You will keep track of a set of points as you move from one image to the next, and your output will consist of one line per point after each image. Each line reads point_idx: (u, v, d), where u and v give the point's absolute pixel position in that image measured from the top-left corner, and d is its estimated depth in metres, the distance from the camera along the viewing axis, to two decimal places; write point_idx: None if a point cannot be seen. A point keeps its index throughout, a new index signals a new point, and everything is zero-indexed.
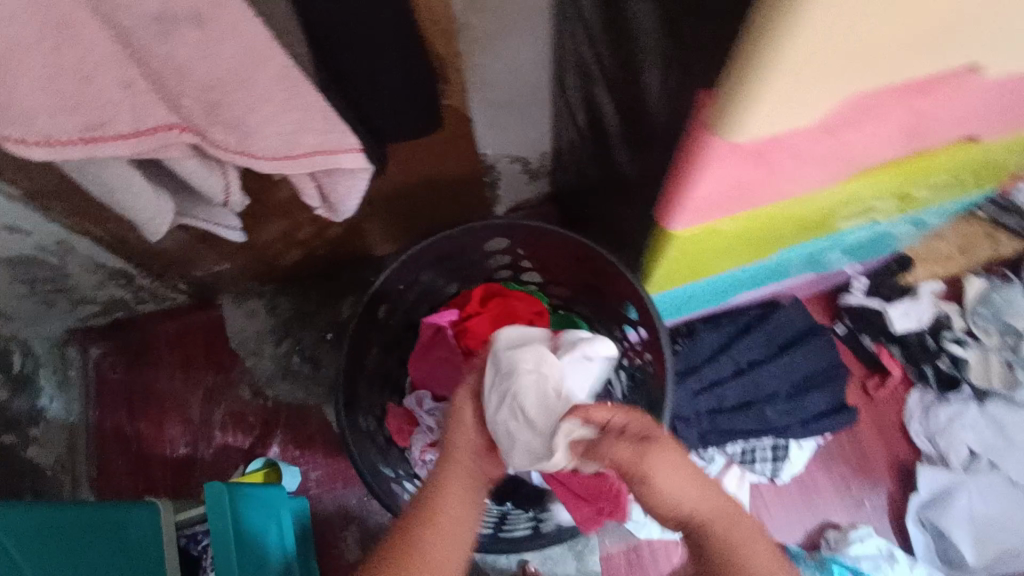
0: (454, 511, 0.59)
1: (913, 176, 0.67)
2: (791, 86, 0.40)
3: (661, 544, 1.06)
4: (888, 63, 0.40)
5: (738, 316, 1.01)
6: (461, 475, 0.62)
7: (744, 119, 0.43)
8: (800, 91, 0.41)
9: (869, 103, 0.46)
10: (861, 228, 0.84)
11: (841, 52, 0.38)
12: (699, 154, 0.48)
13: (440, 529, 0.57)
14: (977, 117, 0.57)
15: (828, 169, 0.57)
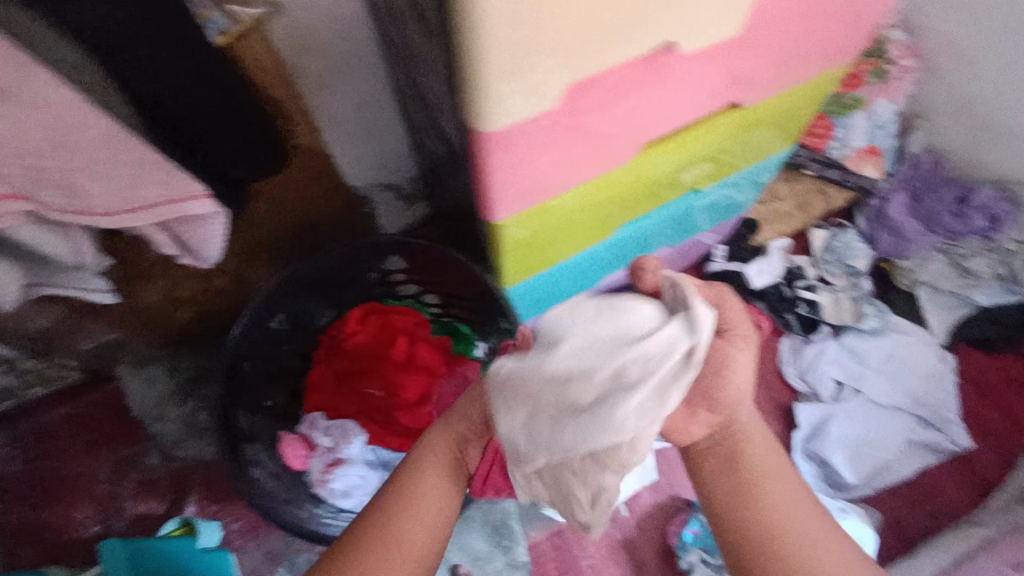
0: (422, 500, 0.59)
1: (704, 146, 0.76)
2: (522, 84, 0.46)
3: (582, 524, 1.12)
4: (601, 53, 0.47)
5: None
6: (440, 459, 0.62)
7: (497, 118, 0.49)
8: (533, 87, 0.47)
9: (610, 83, 0.53)
10: (687, 197, 0.94)
11: (550, 51, 0.44)
12: (482, 149, 0.55)
13: (406, 517, 0.57)
14: (731, 88, 0.66)
15: (618, 153, 0.65)
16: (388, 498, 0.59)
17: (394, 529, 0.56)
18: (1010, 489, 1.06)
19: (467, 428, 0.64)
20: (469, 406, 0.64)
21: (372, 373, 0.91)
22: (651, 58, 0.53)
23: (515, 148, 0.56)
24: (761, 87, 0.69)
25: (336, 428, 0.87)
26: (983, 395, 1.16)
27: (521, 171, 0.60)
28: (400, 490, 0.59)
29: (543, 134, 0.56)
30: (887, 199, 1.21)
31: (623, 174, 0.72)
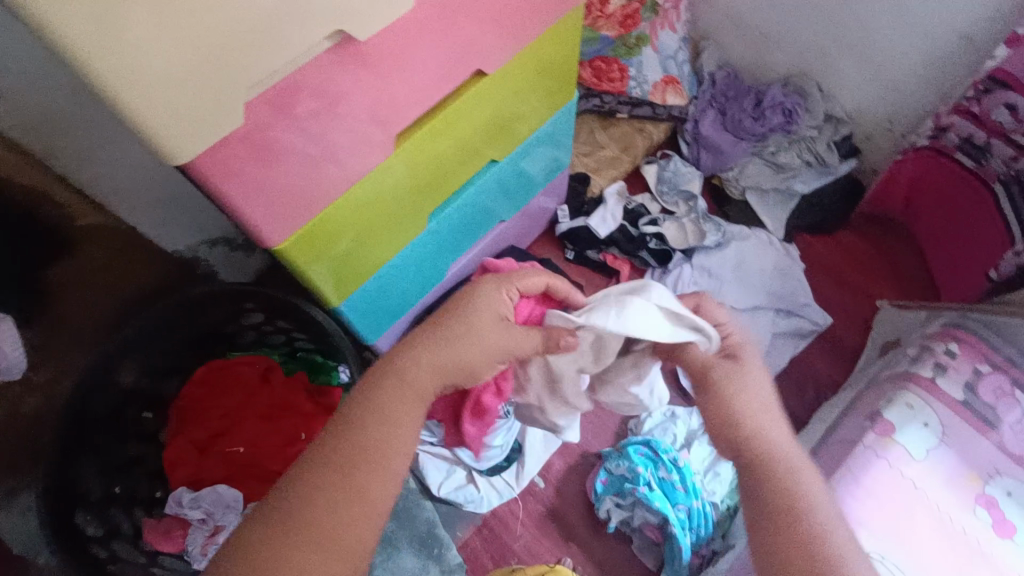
0: (391, 448, 0.54)
1: (472, 116, 0.78)
2: (174, 94, 0.45)
3: (504, 509, 1.12)
4: (254, 48, 0.47)
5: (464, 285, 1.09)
6: (414, 400, 0.57)
7: (175, 138, 0.47)
8: (192, 96, 0.46)
9: (308, 80, 0.54)
10: (494, 169, 0.95)
11: (183, 52, 0.43)
12: (198, 175, 0.53)
13: (376, 473, 0.52)
14: (465, 56, 0.68)
15: (369, 144, 0.65)
16: (353, 448, 0.53)
17: (367, 487, 0.51)
18: (870, 347, 1.15)
19: (463, 375, 0.60)
20: (464, 349, 0.60)
21: (231, 431, 0.89)
22: (338, 48, 0.54)
23: (238, 167, 0.54)
24: (497, 47, 0.71)
25: (205, 496, 0.83)
26: (829, 272, 1.25)
27: (269, 187, 0.59)
28: (361, 438, 0.54)
29: (266, 144, 0.55)
30: (699, 120, 1.28)
31: (396, 166, 0.72)
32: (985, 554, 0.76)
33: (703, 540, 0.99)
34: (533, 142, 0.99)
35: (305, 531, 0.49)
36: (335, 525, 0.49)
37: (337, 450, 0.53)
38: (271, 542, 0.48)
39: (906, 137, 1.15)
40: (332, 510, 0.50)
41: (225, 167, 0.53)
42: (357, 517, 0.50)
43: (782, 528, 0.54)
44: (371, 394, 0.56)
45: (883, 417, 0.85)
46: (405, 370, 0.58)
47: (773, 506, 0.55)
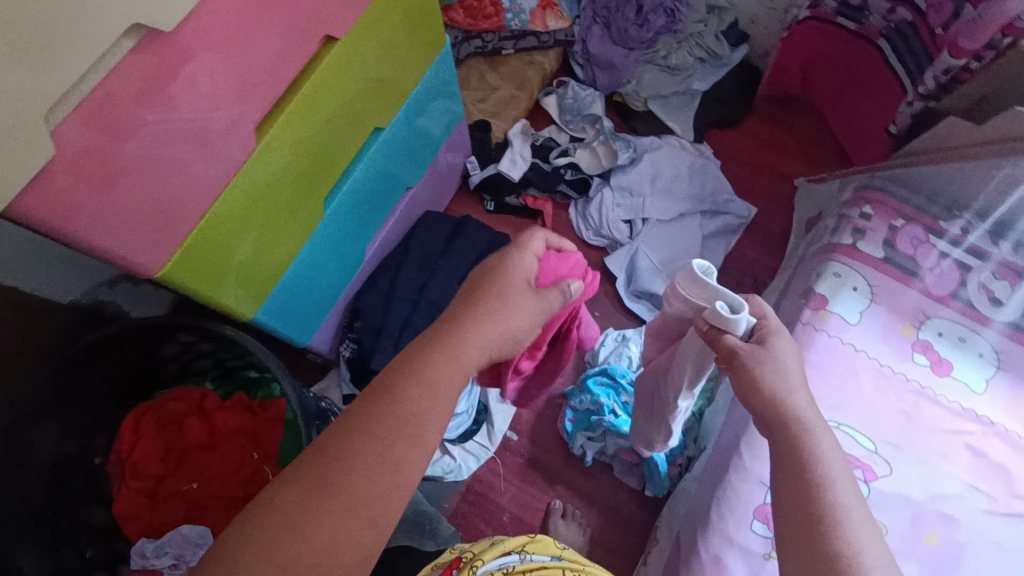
0: (429, 409, 0.46)
1: (337, 89, 0.73)
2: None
3: (484, 470, 1.11)
4: (34, 59, 0.42)
5: (387, 262, 1.06)
6: (461, 376, 0.49)
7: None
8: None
9: (126, 88, 0.49)
10: (384, 138, 0.90)
11: None
12: (29, 217, 0.48)
13: (415, 441, 0.44)
14: (308, 24, 0.63)
15: (227, 144, 0.60)
16: (392, 418, 0.44)
17: (403, 458, 0.44)
18: (795, 228, 1.17)
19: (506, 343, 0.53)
20: (506, 316, 0.53)
21: (177, 469, 0.87)
22: (146, 44, 0.49)
23: (72, 197, 0.49)
24: (339, 7, 0.66)
25: (170, 542, 0.81)
26: (743, 162, 1.25)
27: (121, 211, 0.54)
28: (395, 398, 0.45)
29: (98, 168, 0.50)
30: (586, 39, 1.25)
31: (266, 160, 0.67)
32: (928, 394, 0.80)
33: (676, 451, 1.02)
34: (418, 99, 0.94)
35: (324, 496, 0.41)
36: (370, 491, 0.42)
37: (376, 418, 0.44)
38: (296, 506, 0.41)
39: (789, 11, 1.15)
40: (364, 472, 0.42)
41: (56, 199, 0.48)
42: (393, 493, 0.43)
43: (806, 537, 0.45)
44: (419, 360, 0.48)
45: (815, 293, 0.87)
46: (456, 334, 0.50)
47: (803, 515, 0.46)
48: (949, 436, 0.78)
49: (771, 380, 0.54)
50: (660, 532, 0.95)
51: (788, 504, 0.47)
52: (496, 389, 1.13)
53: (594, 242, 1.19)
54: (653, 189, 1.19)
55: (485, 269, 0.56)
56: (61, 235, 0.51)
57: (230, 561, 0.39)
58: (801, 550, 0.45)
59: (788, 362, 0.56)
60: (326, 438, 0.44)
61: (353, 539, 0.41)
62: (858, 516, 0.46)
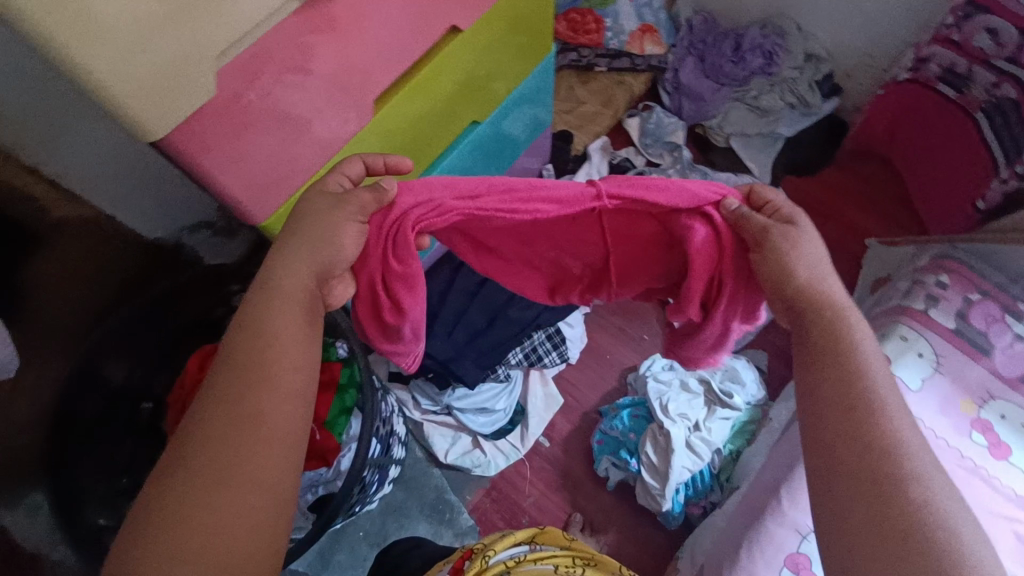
0: (282, 369, 0.47)
1: (447, 77, 0.75)
2: (143, 63, 0.43)
3: (511, 471, 1.12)
4: (215, 9, 0.45)
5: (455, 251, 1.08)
6: (301, 323, 0.50)
7: (145, 108, 0.45)
8: (161, 64, 0.44)
9: (277, 46, 0.52)
10: (474, 134, 0.93)
11: (137, 9, 0.41)
12: (169, 150, 0.51)
13: (268, 393, 0.46)
14: (438, 10, 0.66)
15: (347, 111, 0.64)
16: (238, 380, 0.46)
17: (263, 411, 0.45)
18: (860, 285, 1.15)
19: (333, 268, 0.51)
20: (330, 250, 0.51)
21: None
22: (304, 9, 0.52)
23: (208, 139, 0.53)
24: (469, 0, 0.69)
25: None
26: (816, 213, 1.25)
27: (246, 159, 0.57)
28: (233, 363, 0.47)
29: (238, 115, 0.53)
30: (678, 68, 1.27)
31: (374, 134, 0.70)
32: (982, 473, 0.78)
33: (702, 491, 1.01)
34: (513, 101, 0.97)
35: (202, 472, 0.43)
36: (233, 457, 0.43)
37: (228, 389, 0.46)
38: (180, 494, 0.42)
39: (887, 71, 1.15)
40: (230, 441, 0.44)
41: (196, 138, 0.52)
42: (270, 443, 0.45)
43: (847, 427, 0.46)
44: (250, 327, 0.48)
45: (878, 352, 0.86)
46: (273, 280, 0.50)
47: (841, 400, 0.47)
48: (997, 520, 0.76)
49: (796, 260, 0.52)
50: (681, 562, 0.95)
51: (824, 394, 0.49)
52: (534, 392, 1.14)
53: None
54: None
55: (296, 212, 0.54)
56: (192, 170, 0.54)
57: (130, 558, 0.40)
58: (838, 441, 0.46)
59: (815, 253, 0.54)
60: (191, 422, 0.45)
61: (235, 505, 0.42)
62: (900, 416, 0.47)
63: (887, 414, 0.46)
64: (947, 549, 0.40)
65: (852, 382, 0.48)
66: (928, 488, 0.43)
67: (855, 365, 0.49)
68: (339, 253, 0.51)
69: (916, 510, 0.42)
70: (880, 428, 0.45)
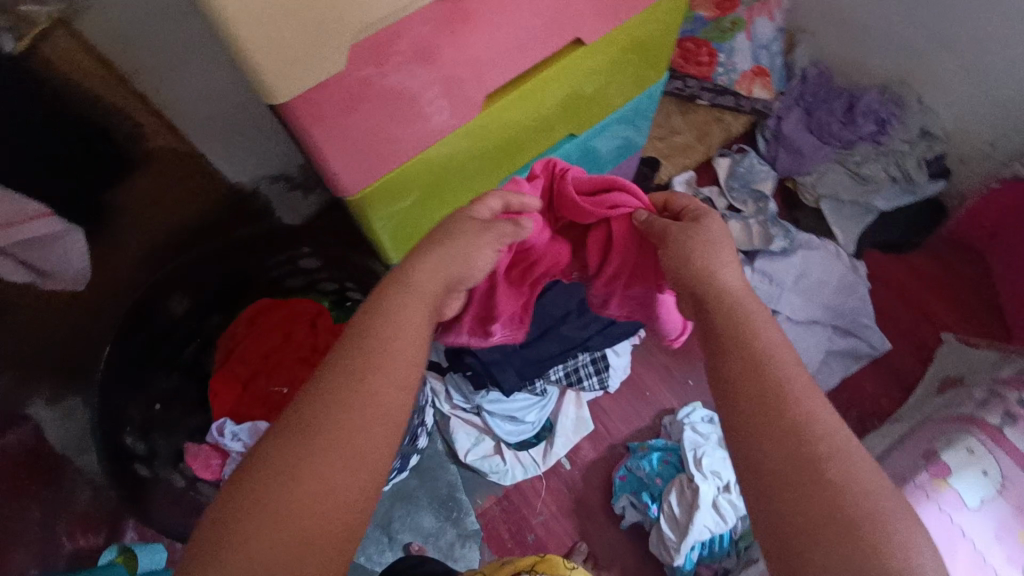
0: (403, 350, 0.47)
1: (556, 89, 0.74)
2: (282, 33, 0.43)
3: (526, 485, 1.11)
4: None
5: None
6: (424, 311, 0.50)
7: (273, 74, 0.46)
8: (299, 36, 0.44)
9: (407, 34, 0.52)
10: (567, 147, 0.92)
11: None
12: (282, 113, 0.51)
13: (386, 370, 0.45)
14: (565, 21, 0.64)
15: (453, 104, 0.63)
16: (359, 351, 0.46)
17: (380, 386, 0.44)
18: (927, 380, 1.09)
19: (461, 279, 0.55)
20: (464, 258, 0.55)
21: (273, 369, 0.89)
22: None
23: (321, 108, 0.52)
24: (598, 16, 0.67)
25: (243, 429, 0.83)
26: (894, 294, 1.19)
27: (351, 133, 0.57)
28: (356, 336, 0.47)
29: (354, 91, 0.53)
30: (782, 117, 1.22)
31: (474, 129, 0.69)
32: None
33: (716, 555, 0.98)
34: (611, 121, 0.95)
35: (313, 437, 0.41)
36: (347, 427, 0.42)
37: (349, 359, 0.46)
38: (288, 453, 0.41)
39: (1006, 165, 1.08)
40: (346, 410, 0.43)
41: (310, 105, 0.51)
42: (380, 422, 0.43)
43: (752, 431, 0.43)
44: (379, 308, 0.49)
45: (939, 460, 0.81)
46: (407, 274, 0.52)
47: (741, 394, 0.45)
48: None
49: (698, 254, 0.54)
50: None
51: (725, 393, 0.46)
52: (567, 413, 1.12)
53: None
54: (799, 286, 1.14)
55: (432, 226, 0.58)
56: (300, 135, 0.55)
57: (230, 512, 0.39)
58: (741, 438, 0.43)
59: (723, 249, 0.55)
60: (308, 384, 0.45)
61: (344, 476, 0.41)
62: (816, 404, 0.43)
63: (792, 397, 0.43)
64: (867, 536, 0.37)
65: (755, 369, 0.45)
66: (843, 470, 0.40)
67: (759, 350, 0.47)
68: (468, 267, 0.55)
69: (855, 502, 0.38)
70: (791, 417, 0.42)
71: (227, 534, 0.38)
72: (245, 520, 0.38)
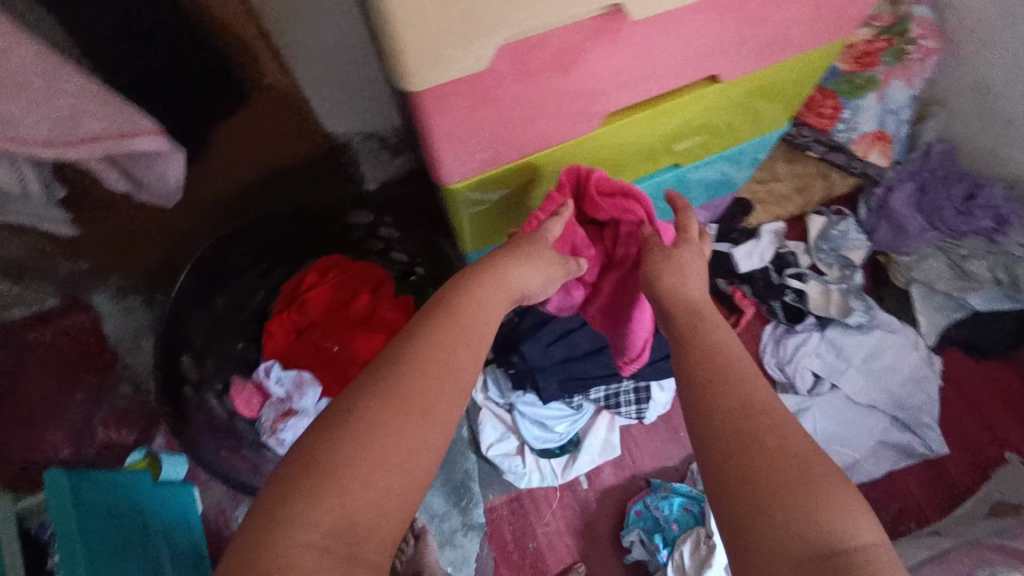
0: (473, 335, 0.55)
1: (676, 120, 0.72)
2: (425, 30, 0.42)
3: (539, 493, 1.10)
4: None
5: None
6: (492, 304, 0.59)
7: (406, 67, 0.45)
8: (439, 36, 0.43)
9: (553, 43, 0.50)
10: (666, 176, 0.90)
11: None
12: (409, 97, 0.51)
13: (461, 350, 0.53)
14: (707, 55, 0.61)
15: (574, 116, 0.61)
16: (437, 329, 0.53)
17: (456, 363, 0.51)
18: (979, 498, 1.03)
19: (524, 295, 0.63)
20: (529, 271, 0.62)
21: (330, 326, 0.90)
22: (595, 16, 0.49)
23: (446, 103, 0.51)
24: (742, 57, 0.64)
25: (290, 377, 0.86)
26: (965, 399, 1.12)
27: (467, 131, 0.56)
28: (429, 318, 0.55)
29: (484, 90, 0.52)
30: (893, 189, 1.15)
31: (586, 144, 0.68)
32: None
33: None
34: (717, 158, 0.92)
35: (399, 400, 0.47)
36: (430, 394, 0.48)
37: (427, 335, 0.52)
38: (374, 409, 0.46)
39: None
40: (428, 378, 0.49)
41: (437, 100, 0.51)
42: (454, 392, 0.50)
43: (725, 432, 0.49)
44: (451, 298, 0.57)
45: None
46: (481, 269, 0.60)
47: (708, 408, 0.51)
48: None
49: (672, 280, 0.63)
50: None
51: (697, 408, 0.52)
52: (597, 433, 1.10)
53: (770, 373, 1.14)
54: (864, 364, 1.10)
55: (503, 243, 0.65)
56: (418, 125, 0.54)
57: (323, 459, 0.43)
58: (713, 443, 0.49)
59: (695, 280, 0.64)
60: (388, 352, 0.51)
61: (425, 435, 0.46)
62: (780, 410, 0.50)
63: (754, 405, 0.50)
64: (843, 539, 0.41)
65: (729, 386, 0.52)
66: (814, 464, 0.45)
67: (733, 371, 0.54)
68: (530, 285, 0.63)
69: (814, 469, 0.44)
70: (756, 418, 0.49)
71: (325, 472, 0.42)
72: (342, 463, 0.42)
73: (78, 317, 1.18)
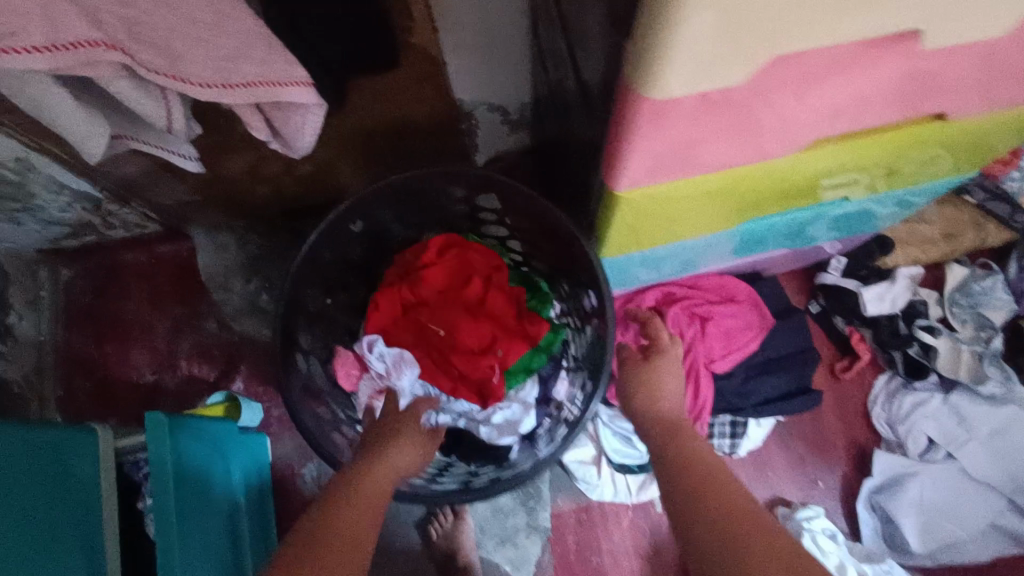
0: (397, 468, 0.68)
1: (878, 154, 0.62)
2: (702, 47, 0.37)
3: (610, 507, 1.06)
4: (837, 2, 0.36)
5: (711, 287, 0.98)
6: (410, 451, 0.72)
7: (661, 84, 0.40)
8: (713, 53, 0.38)
9: (807, 62, 0.42)
10: (828, 210, 0.80)
11: None
12: (629, 101, 0.44)
13: (383, 480, 0.65)
14: (951, 93, 0.53)
15: (782, 138, 0.53)
16: (376, 468, 0.66)
17: (383, 485, 0.64)
18: None
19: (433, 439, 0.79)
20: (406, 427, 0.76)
21: (439, 309, 0.85)
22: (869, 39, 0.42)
23: (671, 113, 0.44)
24: (985, 100, 0.55)
25: (392, 355, 0.83)
26: None
27: (671, 141, 0.49)
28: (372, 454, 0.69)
29: (712, 105, 0.45)
30: None
31: (775, 168, 0.59)
32: None
33: None
34: (890, 197, 0.82)
35: (343, 517, 0.57)
36: (364, 516, 0.59)
37: (364, 469, 0.66)
38: (315, 528, 0.56)
39: None
40: (363, 501, 0.61)
41: (665, 108, 0.44)
42: (376, 513, 0.61)
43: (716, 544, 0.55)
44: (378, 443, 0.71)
45: None
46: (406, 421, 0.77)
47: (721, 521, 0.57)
48: None
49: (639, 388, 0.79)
50: None
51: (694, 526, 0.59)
52: None
53: (877, 428, 1.06)
54: (989, 441, 1.01)
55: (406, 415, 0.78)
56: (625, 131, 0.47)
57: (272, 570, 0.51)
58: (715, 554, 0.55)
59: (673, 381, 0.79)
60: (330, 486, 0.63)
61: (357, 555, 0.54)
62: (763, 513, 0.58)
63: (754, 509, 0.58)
64: None
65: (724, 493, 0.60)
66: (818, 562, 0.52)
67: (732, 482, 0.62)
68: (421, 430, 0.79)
69: (762, 514, 0.57)
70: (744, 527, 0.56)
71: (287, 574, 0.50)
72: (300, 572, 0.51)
73: (176, 246, 1.22)
